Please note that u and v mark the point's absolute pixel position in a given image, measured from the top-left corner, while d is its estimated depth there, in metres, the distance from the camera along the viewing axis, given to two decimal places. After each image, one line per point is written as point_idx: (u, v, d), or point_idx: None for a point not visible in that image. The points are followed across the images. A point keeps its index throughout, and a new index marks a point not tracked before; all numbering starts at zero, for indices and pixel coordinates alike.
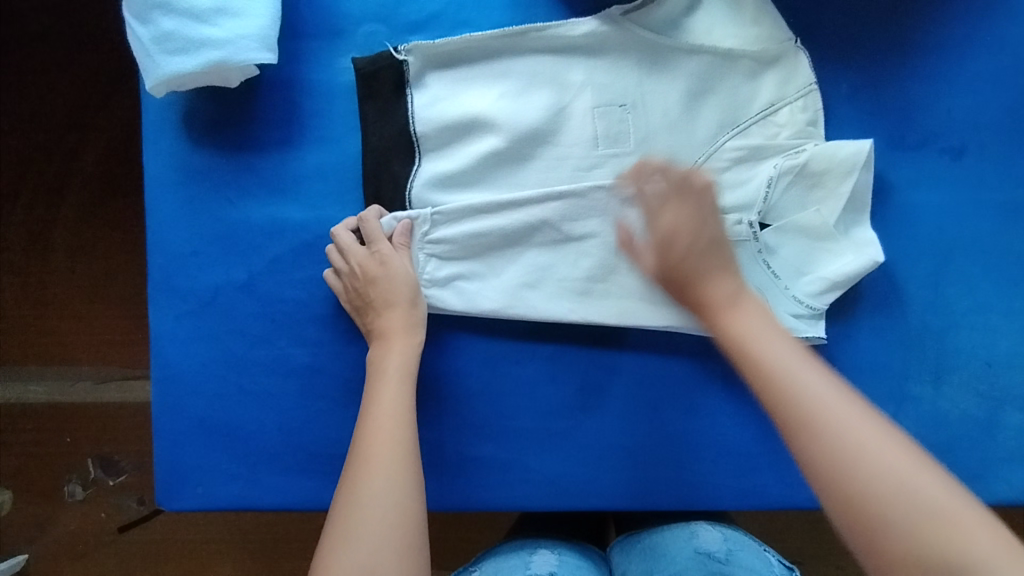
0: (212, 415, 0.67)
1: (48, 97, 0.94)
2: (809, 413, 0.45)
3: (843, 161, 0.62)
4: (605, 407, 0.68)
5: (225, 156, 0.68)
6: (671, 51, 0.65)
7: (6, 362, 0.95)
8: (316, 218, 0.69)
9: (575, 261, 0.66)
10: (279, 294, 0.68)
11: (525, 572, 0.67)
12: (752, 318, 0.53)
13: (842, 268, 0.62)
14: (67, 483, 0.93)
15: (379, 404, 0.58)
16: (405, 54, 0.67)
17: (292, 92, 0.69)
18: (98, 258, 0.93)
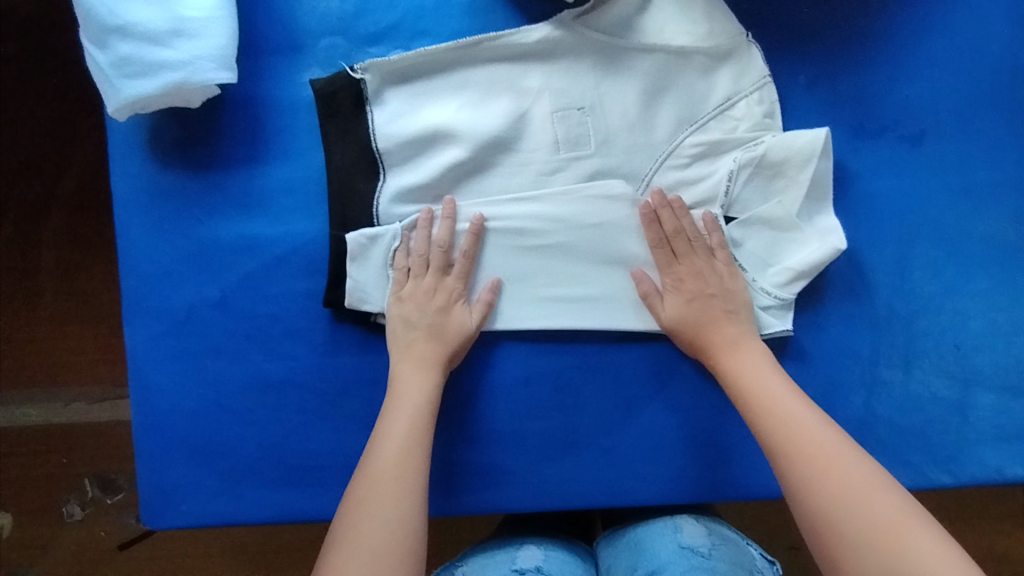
0: (193, 434, 0.69)
1: (58, 137, 1.05)
2: (790, 441, 0.54)
3: (800, 150, 0.63)
4: (584, 407, 0.68)
5: (192, 175, 0.68)
6: (625, 52, 0.66)
7: (35, 383, 1.08)
8: (285, 232, 0.68)
9: (544, 267, 0.67)
10: (253, 310, 0.69)
11: (511, 566, 0.71)
12: (756, 358, 0.61)
13: (805, 258, 0.64)
14: (67, 504, 1.07)
15: (393, 422, 0.60)
16: (361, 73, 0.66)
17: (254, 109, 0.68)
18: (86, 284, 1.07)
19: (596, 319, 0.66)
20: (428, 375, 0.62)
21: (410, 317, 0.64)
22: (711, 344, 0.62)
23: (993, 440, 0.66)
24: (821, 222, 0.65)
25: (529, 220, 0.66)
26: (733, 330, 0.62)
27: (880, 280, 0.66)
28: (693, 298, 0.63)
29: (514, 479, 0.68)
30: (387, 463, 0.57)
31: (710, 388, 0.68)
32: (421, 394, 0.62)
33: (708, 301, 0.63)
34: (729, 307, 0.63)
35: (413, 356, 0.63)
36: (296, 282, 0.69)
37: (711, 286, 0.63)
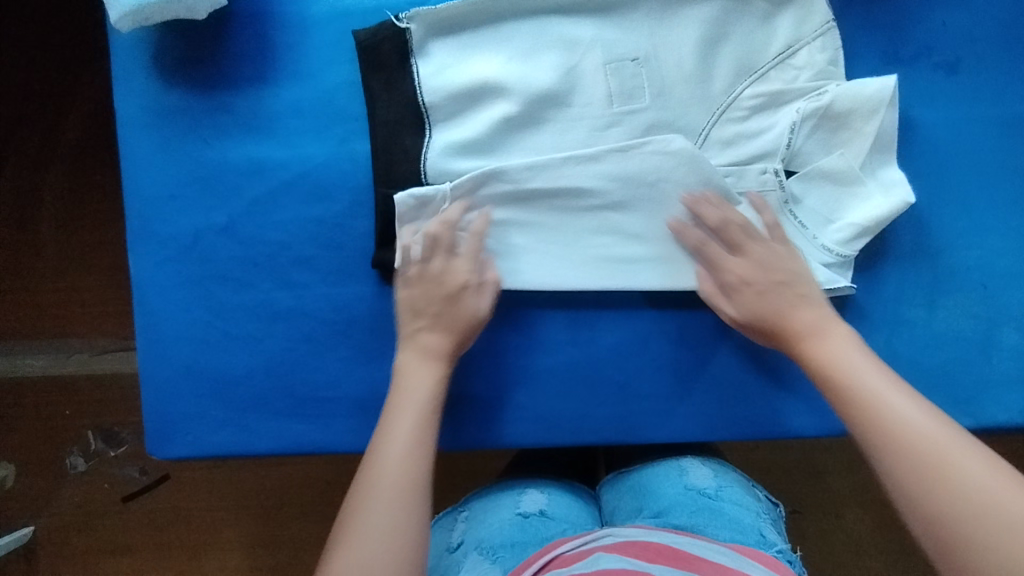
0: (199, 362, 0.68)
1: (60, 72, 1.02)
2: (897, 434, 0.50)
3: (867, 100, 0.60)
4: (598, 342, 0.67)
5: (198, 95, 0.66)
6: (681, 0, 0.63)
7: (35, 331, 1.06)
8: (294, 156, 0.66)
9: (596, 230, 0.65)
10: (261, 236, 0.67)
11: (514, 510, 0.71)
12: (846, 342, 0.57)
13: (871, 213, 0.61)
14: (69, 456, 1.06)
15: (393, 426, 0.56)
16: (406, 22, 0.63)
17: (263, 25, 0.65)
18: (89, 227, 1.05)
19: (652, 279, 0.64)
20: (432, 367, 0.60)
21: (418, 303, 0.62)
22: (793, 333, 0.59)
23: (1017, 382, 0.64)
24: (887, 175, 0.62)
25: (587, 179, 0.63)
26: (812, 314, 0.58)
27: (907, 217, 0.64)
28: (763, 290, 0.60)
29: (525, 413, 0.67)
30: (387, 471, 0.53)
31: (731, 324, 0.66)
32: (424, 387, 0.59)
33: (777, 289, 0.60)
34: (802, 291, 0.59)
35: (419, 348, 0.61)
36: (305, 207, 0.66)
37: (779, 273, 0.60)
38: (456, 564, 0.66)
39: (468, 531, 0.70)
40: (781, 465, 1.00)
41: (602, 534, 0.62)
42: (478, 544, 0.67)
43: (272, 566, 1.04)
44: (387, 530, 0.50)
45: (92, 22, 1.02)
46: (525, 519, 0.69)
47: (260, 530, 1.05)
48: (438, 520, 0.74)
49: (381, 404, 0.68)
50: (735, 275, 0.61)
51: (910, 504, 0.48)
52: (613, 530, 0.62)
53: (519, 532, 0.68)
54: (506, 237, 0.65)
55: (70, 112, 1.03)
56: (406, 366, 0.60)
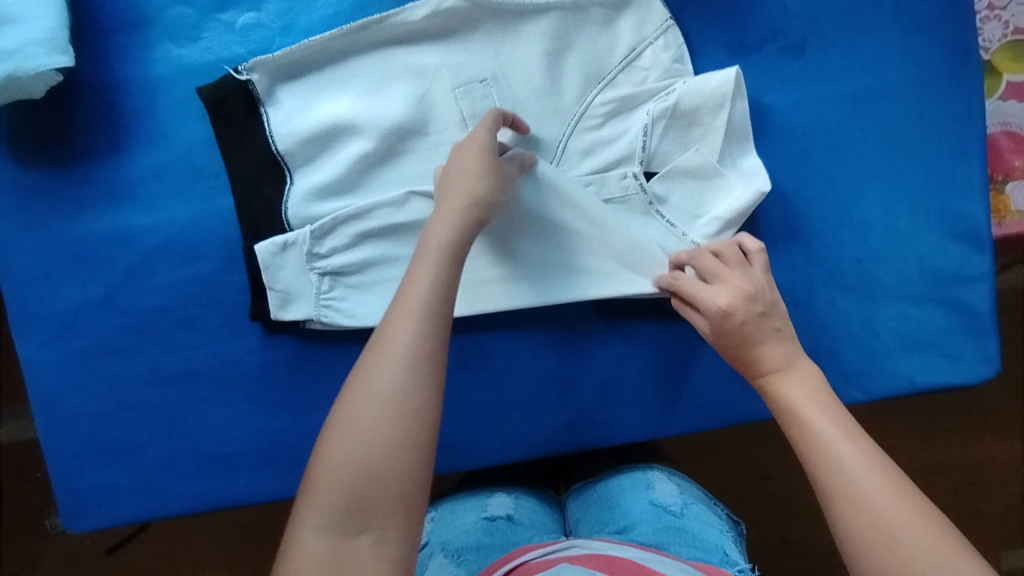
0: (100, 434, 0.68)
1: None
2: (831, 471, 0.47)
3: (712, 94, 0.60)
4: (492, 362, 0.67)
5: (55, 172, 0.65)
6: (519, 15, 0.62)
7: None
8: (161, 221, 0.66)
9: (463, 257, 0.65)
10: (141, 302, 0.67)
11: (481, 512, 0.73)
12: (811, 382, 0.53)
13: (730, 205, 0.61)
14: (49, 517, 1.00)
15: (411, 281, 0.49)
16: (247, 73, 0.62)
17: (109, 93, 0.64)
18: None
19: (526, 297, 0.64)
20: (454, 217, 0.53)
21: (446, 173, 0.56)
22: (760, 369, 0.54)
23: (904, 350, 0.65)
24: (745, 164, 0.62)
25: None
26: (781, 351, 0.54)
27: (773, 202, 0.64)
28: (744, 321, 0.54)
29: None
30: (411, 311, 0.47)
31: (631, 326, 0.67)
32: (448, 231, 0.52)
33: (758, 320, 0.54)
34: (779, 325, 0.55)
35: (455, 196, 0.54)
36: (181, 269, 0.66)
37: (760, 304, 0.55)
38: (422, 566, 0.66)
39: (434, 533, 0.71)
40: (747, 455, 0.96)
41: (568, 544, 0.62)
42: (444, 548, 0.68)
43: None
44: (397, 375, 0.45)
45: None
46: (492, 523, 0.71)
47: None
48: None
49: (285, 452, 0.68)
50: (717, 301, 0.55)
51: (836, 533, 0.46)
52: (580, 543, 0.62)
53: (485, 537, 0.69)
54: (362, 273, 0.65)
55: None
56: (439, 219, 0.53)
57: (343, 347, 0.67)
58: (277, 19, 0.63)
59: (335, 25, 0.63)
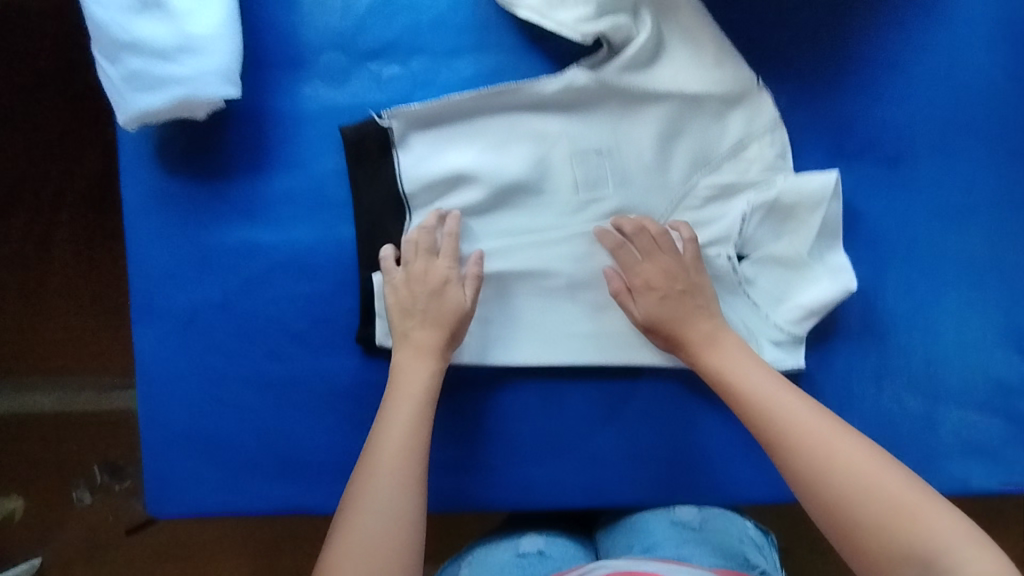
0: (196, 428, 0.73)
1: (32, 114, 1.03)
2: (793, 435, 0.57)
3: (812, 194, 0.65)
4: (567, 410, 0.71)
5: (198, 183, 0.71)
6: (638, 98, 0.68)
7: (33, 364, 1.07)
8: (285, 240, 0.72)
9: (560, 310, 0.70)
10: (255, 312, 0.72)
11: (513, 552, 0.74)
12: (739, 355, 0.63)
13: (816, 296, 0.66)
14: (75, 489, 1.08)
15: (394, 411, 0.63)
16: (388, 119, 0.68)
17: (259, 120, 0.71)
18: (67, 273, 1.06)
19: (612, 354, 0.69)
20: (426, 360, 0.65)
21: (406, 304, 0.66)
22: (689, 342, 0.64)
23: (962, 453, 0.68)
24: (834, 259, 0.66)
25: (553, 260, 0.69)
26: (708, 325, 0.64)
27: (855, 298, 0.68)
28: (664, 295, 0.65)
29: (498, 480, 0.71)
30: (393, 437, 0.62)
31: (703, 392, 0.71)
32: (419, 377, 0.65)
33: (680, 297, 0.65)
34: (700, 302, 0.65)
35: (412, 344, 0.66)
36: (296, 286, 0.72)
37: (680, 282, 0.65)
38: None
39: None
40: (776, 521, 1.00)
41: (593, 566, 0.63)
42: None
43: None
44: (387, 487, 0.60)
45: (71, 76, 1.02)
46: (523, 559, 0.73)
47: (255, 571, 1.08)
48: (444, 567, 0.77)
49: None
50: (643, 279, 0.66)
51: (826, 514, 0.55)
52: (604, 563, 0.63)
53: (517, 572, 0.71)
54: None
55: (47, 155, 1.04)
56: (402, 361, 0.66)
57: None
58: (419, 74, 0.70)
59: (471, 86, 0.69)
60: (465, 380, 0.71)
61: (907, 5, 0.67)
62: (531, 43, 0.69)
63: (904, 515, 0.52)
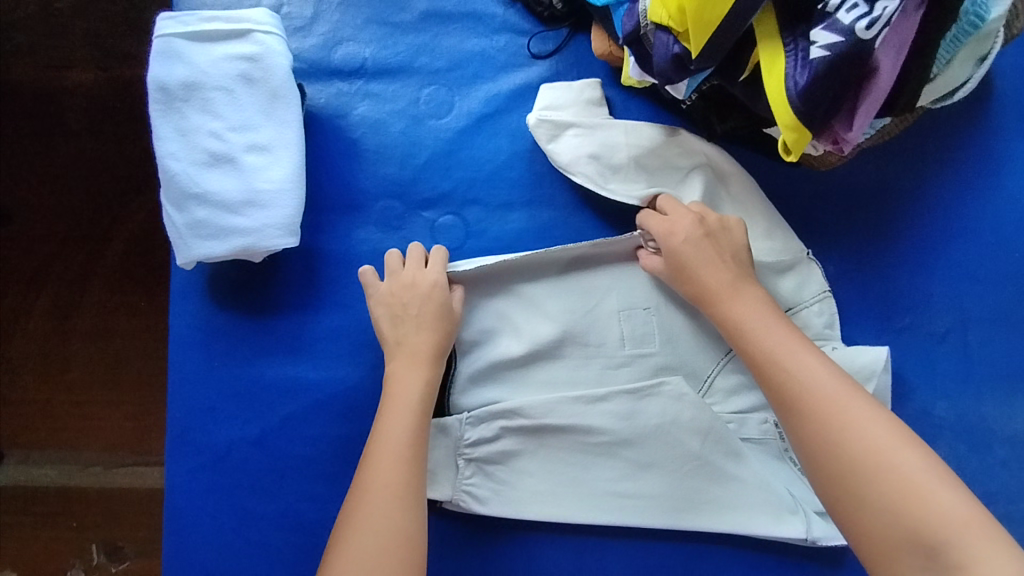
0: (220, 566, 0.71)
1: (100, 210, 1.15)
2: (799, 393, 0.54)
3: (862, 367, 0.64)
4: (604, 571, 0.68)
5: (246, 318, 0.72)
6: None
7: (66, 437, 1.15)
8: (328, 378, 0.72)
9: (602, 467, 0.68)
10: (290, 450, 0.71)
11: None
12: (755, 303, 0.60)
13: None
14: (70, 569, 1.11)
15: (386, 432, 0.60)
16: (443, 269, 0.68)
17: (312, 260, 0.72)
18: (111, 354, 1.16)
19: (655, 517, 0.67)
20: (420, 369, 0.63)
21: (395, 312, 0.65)
22: (705, 291, 0.62)
23: None
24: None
25: (597, 418, 0.67)
26: (726, 276, 0.62)
27: None
28: (685, 240, 0.63)
29: None
30: (387, 453, 0.59)
31: (751, 562, 0.68)
32: (414, 388, 0.63)
33: (701, 241, 0.63)
34: (729, 256, 0.63)
35: (406, 352, 0.64)
36: (335, 425, 0.71)
37: (705, 226, 0.63)
38: None
39: None
40: None
41: None
42: None
43: None
44: (386, 519, 0.57)
45: (143, 180, 1.15)
46: None
47: None
48: None
49: None
50: (662, 228, 0.64)
51: (815, 450, 0.52)
52: None
53: None
54: (500, 466, 0.68)
55: (108, 246, 1.15)
56: (397, 371, 0.63)
57: (468, 530, 0.69)
58: (471, 224, 0.71)
59: (523, 240, 0.71)
60: (502, 534, 0.69)
61: (955, 183, 0.67)
62: (584, 203, 0.71)
63: (910, 503, 0.48)
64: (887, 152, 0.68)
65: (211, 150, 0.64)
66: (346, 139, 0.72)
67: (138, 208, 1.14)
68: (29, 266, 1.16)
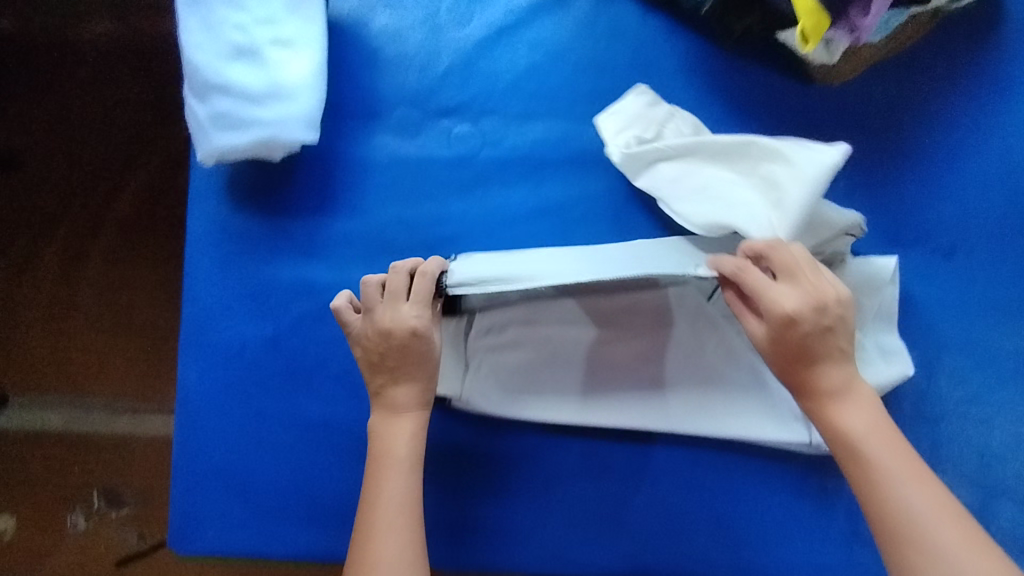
0: (229, 462, 0.72)
1: (113, 142, 1.15)
2: (863, 458, 0.54)
3: (872, 277, 0.65)
4: (608, 476, 0.69)
5: (263, 219, 0.73)
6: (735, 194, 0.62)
7: (70, 376, 1.16)
8: (342, 282, 0.73)
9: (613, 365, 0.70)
10: (304, 350, 0.72)
11: None
12: (864, 409, 0.56)
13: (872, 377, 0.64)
14: (72, 514, 1.14)
15: (389, 463, 0.62)
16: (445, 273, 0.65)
17: (329, 164, 0.73)
18: (119, 285, 1.16)
19: (663, 416, 0.68)
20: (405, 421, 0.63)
21: (374, 359, 0.63)
22: (818, 390, 0.56)
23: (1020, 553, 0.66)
24: (891, 345, 0.65)
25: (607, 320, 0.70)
26: (840, 375, 0.56)
27: (908, 384, 0.68)
28: (808, 329, 0.55)
29: (534, 543, 0.69)
30: (392, 486, 0.61)
31: (755, 469, 0.69)
32: (404, 436, 0.62)
33: (826, 325, 0.55)
34: (842, 345, 0.56)
35: (386, 404, 0.63)
36: None
37: (829, 317, 0.55)
38: None
39: None
40: None
41: None
42: None
43: None
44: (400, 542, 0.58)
45: (156, 112, 1.15)
46: None
47: None
48: None
49: None
50: (783, 302, 0.55)
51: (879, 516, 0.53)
52: None
53: None
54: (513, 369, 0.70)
55: (120, 178, 1.16)
56: (378, 423, 0.63)
57: (478, 427, 0.71)
58: (488, 133, 0.72)
59: (539, 149, 0.72)
60: (510, 434, 0.70)
61: (966, 104, 0.69)
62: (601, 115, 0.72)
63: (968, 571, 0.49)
64: (897, 71, 0.70)
65: (236, 42, 0.65)
66: (367, 47, 0.74)
67: (150, 141, 1.15)
68: (43, 196, 1.17)
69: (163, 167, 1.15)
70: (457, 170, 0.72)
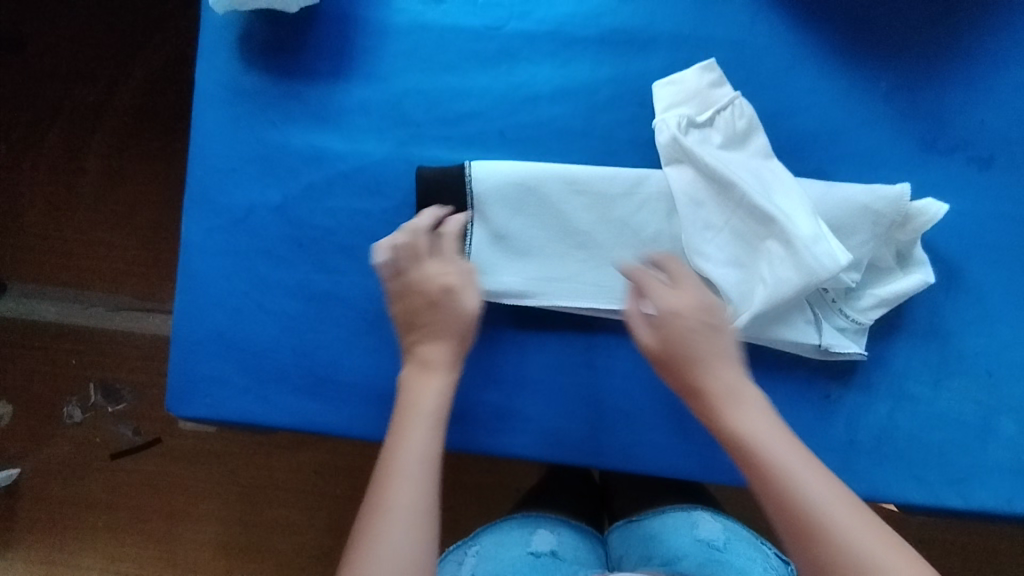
0: (231, 328, 0.71)
1: (123, 16, 1.12)
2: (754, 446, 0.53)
3: (912, 218, 0.62)
4: (610, 367, 0.67)
5: (274, 80, 0.70)
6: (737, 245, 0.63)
7: (66, 267, 1.13)
8: (354, 151, 0.70)
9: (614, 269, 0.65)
10: (311, 219, 0.70)
11: (525, 549, 0.72)
12: (751, 406, 0.55)
13: (896, 288, 0.63)
14: (69, 406, 1.12)
15: (417, 411, 0.58)
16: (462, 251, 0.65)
17: (346, 26, 0.70)
18: (122, 165, 1.12)
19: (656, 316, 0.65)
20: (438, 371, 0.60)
21: (410, 316, 0.61)
22: (710, 393, 0.56)
23: (1013, 471, 0.65)
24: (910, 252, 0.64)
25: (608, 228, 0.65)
26: (731, 376, 0.56)
27: (925, 296, 0.66)
28: (707, 328, 0.57)
29: (531, 430, 0.67)
30: (416, 436, 0.57)
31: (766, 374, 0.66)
32: (433, 388, 0.60)
33: (715, 325, 0.58)
34: (727, 346, 0.57)
35: (418, 360, 0.60)
36: (357, 199, 0.70)
37: (719, 316, 0.58)
38: None
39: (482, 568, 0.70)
40: None
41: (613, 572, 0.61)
42: None
43: (249, 520, 1.08)
44: (416, 495, 0.55)
45: None
46: (537, 559, 0.70)
47: (244, 510, 1.09)
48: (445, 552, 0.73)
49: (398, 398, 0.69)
50: (673, 305, 0.58)
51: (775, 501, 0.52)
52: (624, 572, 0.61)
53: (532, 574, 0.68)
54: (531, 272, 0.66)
55: (127, 54, 1.12)
56: (410, 379, 0.60)
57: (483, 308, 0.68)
58: (516, 5, 0.69)
59: (568, 24, 0.69)
60: (515, 319, 0.68)
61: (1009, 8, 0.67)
62: None
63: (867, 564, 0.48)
64: None
65: None
66: None
67: (161, 17, 1.11)
68: (47, 67, 1.13)
69: (172, 45, 1.12)
70: (480, 42, 0.69)
